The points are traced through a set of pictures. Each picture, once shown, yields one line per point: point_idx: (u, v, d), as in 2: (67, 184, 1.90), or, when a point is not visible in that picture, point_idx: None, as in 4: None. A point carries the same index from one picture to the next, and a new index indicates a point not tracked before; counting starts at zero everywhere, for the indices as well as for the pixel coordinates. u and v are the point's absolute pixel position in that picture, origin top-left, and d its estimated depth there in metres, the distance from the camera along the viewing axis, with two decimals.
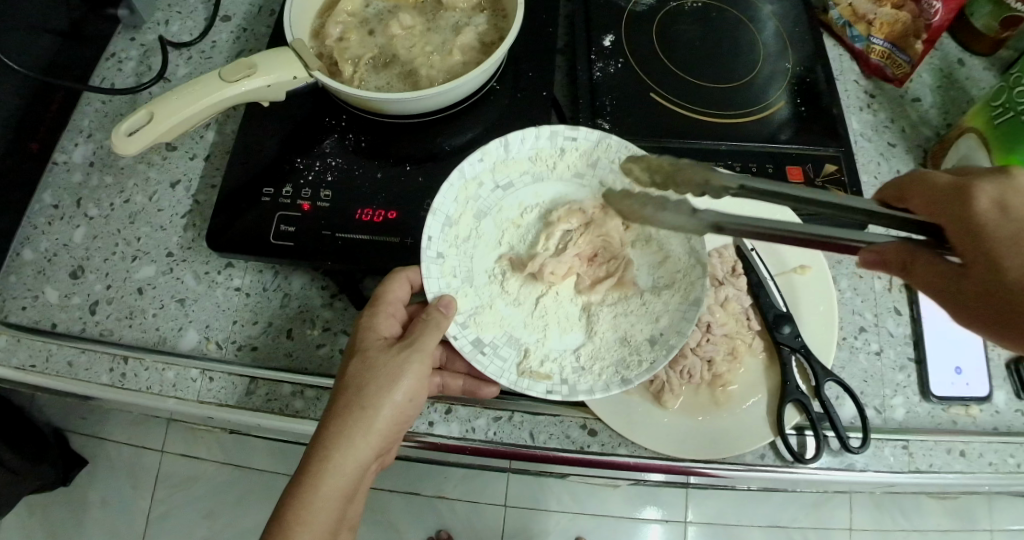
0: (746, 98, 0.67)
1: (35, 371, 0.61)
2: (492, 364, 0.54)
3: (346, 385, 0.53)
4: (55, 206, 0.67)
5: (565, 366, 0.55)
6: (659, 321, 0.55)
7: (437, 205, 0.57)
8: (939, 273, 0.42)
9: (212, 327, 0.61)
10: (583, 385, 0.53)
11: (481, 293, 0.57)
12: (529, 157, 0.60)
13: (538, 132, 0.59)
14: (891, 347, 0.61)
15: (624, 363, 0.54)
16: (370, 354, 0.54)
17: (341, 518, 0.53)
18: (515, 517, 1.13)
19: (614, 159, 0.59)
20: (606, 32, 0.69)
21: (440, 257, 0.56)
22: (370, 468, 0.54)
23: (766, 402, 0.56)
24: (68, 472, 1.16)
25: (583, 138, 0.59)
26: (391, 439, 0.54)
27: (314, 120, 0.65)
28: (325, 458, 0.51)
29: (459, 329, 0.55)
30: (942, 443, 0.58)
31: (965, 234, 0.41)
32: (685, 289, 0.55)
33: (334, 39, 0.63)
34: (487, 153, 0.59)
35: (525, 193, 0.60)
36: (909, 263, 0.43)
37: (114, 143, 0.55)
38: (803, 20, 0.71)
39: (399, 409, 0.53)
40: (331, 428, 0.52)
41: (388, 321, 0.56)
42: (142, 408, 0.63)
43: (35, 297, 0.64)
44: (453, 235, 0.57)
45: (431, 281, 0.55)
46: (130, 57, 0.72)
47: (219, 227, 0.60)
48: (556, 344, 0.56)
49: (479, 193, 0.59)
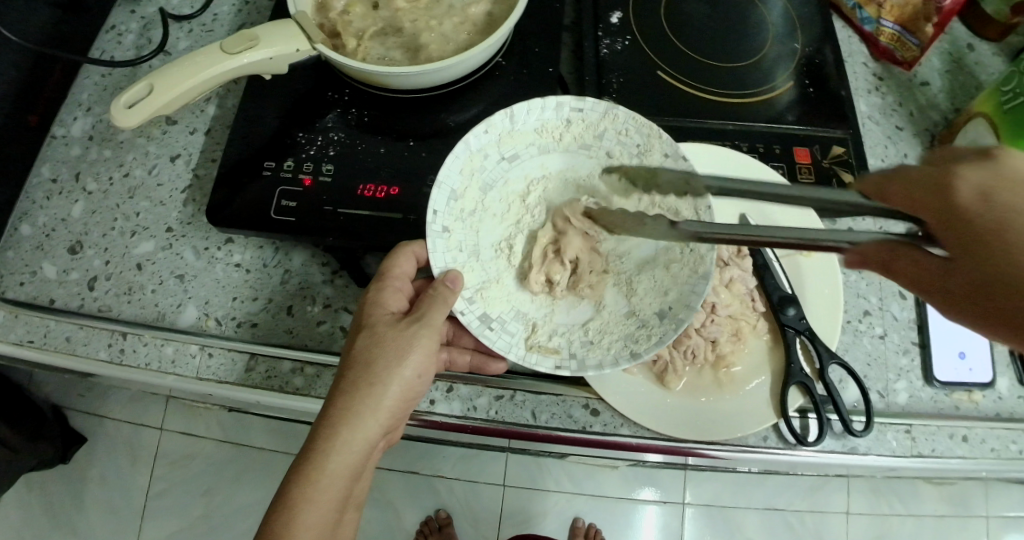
0: (753, 77, 0.66)
1: (34, 346, 0.60)
2: (500, 338, 0.54)
3: (354, 361, 0.52)
4: (53, 180, 0.66)
5: (573, 340, 0.55)
6: (668, 295, 0.55)
7: (442, 179, 0.56)
8: (915, 272, 0.36)
9: (211, 304, 0.61)
10: (592, 360, 0.53)
11: (488, 268, 0.58)
12: (535, 130, 0.60)
13: (544, 103, 0.58)
14: (895, 331, 0.61)
15: (633, 338, 0.54)
16: (378, 329, 0.53)
17: (347, 496, 0.52)
18: (513, 499, 1.14)
19: (622, 130, 0.58)
20: (613, 9, 0.68)
21: (446, 231, 0.56)
22: (378, 446, 0.54)
23: (769, 384, 0.56)
24: (68, 449, 1.16)
25: (590, 110, 0.59)
26: (400, 416, 0.54)
27: (316, 93, 0.64)
28: (333, 435, 0.50)
29: (467, 303, 0.55)
30: (945, 428, 0.57)
31: (954, 235, 0.34)
32: (693, 263, 0.55)
33: (337, 11, 0.62)
34: (492, 126, 0.58)
35: (531, 164, 0.61)
36: (890, 262, 0.38)
37: (113, 115, 0.55)
38: (813, 1, 0.70)
39: (408, 385, 0.52)
40: (339, 403, 0.51)
41: (395, 297, 0.56)
42: (142, 385, 0.62)
43: (32, 273, 0.63)
44: (458, 208, 0.57)
45: (436, 256, 0.55)
46: (131, 30, 0.71)
47: (220, 201, 0.59)
48: (564, 318, 0.57)
49: (484, 165, 0.59)
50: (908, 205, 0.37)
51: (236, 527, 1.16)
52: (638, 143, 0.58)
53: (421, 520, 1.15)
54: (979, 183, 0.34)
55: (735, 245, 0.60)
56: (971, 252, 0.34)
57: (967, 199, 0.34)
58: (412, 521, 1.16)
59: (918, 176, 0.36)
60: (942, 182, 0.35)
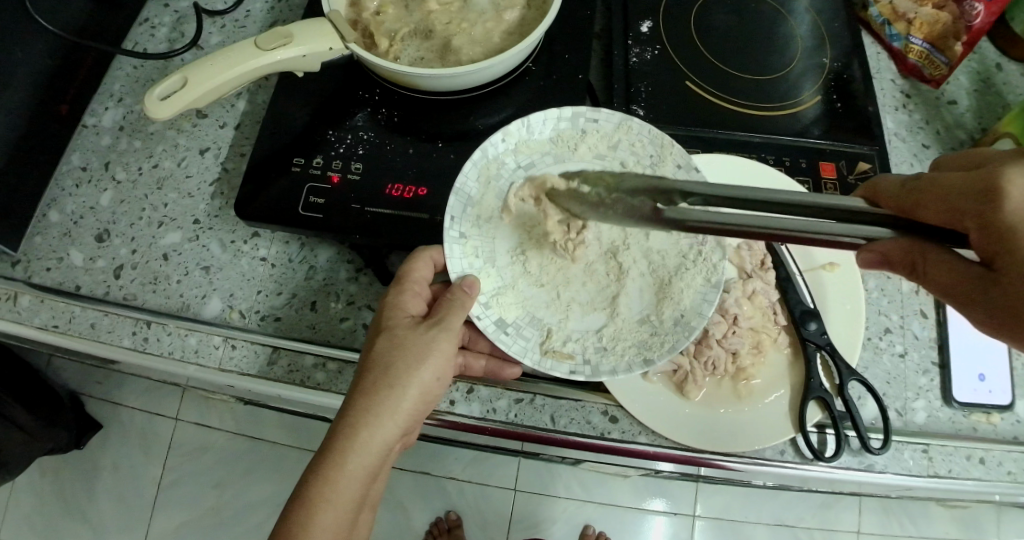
0: (781, 91, 0.66)
1: (58, 331, 0.61)
2: (515, 343, 0.54)
3: (373, 363, 0.53)
4: (83, 168, 0.67)
5: (587, 346, 0.55)
6: (683, 302, 0.55)
7: (459, 186, 0.57)
8: (946, 273, 0.41)
9: (235, 297, 0.62)
10: (606, 365, 0.53)
11: (503, 274, 0.58)
12: (551, 139, 0.60)
13: (560, 113, 0.59)
14: (916, 350, 0.61)
15: (646, 345, 0.54)
16: (398, 332, 0.54)
17: (364, 497, 0.53)
18: (522, 504, 1.14)
19: (636, 140, 0.58)
20: (642, 19, 0.68)
21: (462, 237, 0.56)
22: (394, 447, 0.54)
23: (789, 398, 0.56)
24: (81, 436, 1.17)
25: (605, 120, 0.59)
26: (417, 419, 0.54)
27: (346, 92, 0.64)
28: (351, 437, 0.51)
29: (483, 308, 0.55)
30: (963, 449, 0.57)
31: (991, 243, 0.39)
32: (706, 272, 0.55)
33: (370, 12, 0.63)
34: (509, 134, 0.58)
35: (549, 172, 0.59)
36: (916, 262, 0.42)
37: (145, 105, 0.55)
38: (843, 16, 0.70)
39: (426, 388, 0.53)
40: (357, 405, 0.52)
41: (414, 300, 0.56)
42: (162, 374, 0.63)
43: (59, 259, 0.64)
44: (475, 214, 0.57)
45: (452, 261, 0.55)
46: (164, 23, 0.72)
47: (249, 195, 0.60)
48: (578, 325, 0.57)
49: (501, 172, 0.58)
50: (950, 218, 0.40)
51: (245, 520, 1.17)
52: (653, 154, 0.58)
53: (430, 520, 1.16)
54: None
55: (759, 257, 0.60)
56: (999, 253, 0.39)
57: (1009, 209, 0.38)
58: (420, 522, 1.16)
59: (960, 185, 0.40)
60: (985, 192, 0.39)
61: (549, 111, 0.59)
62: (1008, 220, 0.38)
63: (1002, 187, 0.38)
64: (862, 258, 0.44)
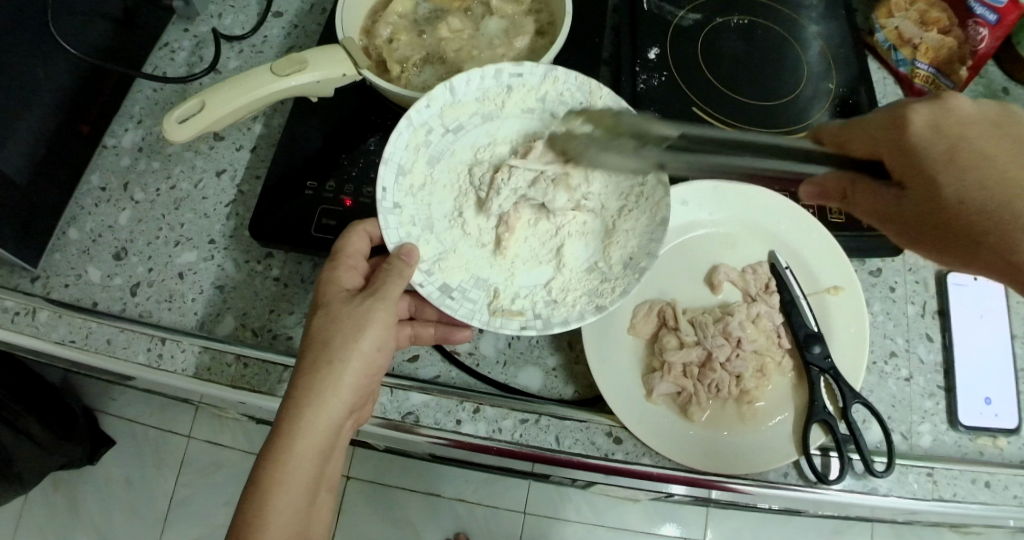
0: (787, 116, 0.67)
1: (74, 346, 0.62)
2: (462, 306, 0.55)
3: (313, 340, 0.54)
4: (103, 189, 0.69)
5: (537, 301, 0.56)
6: (629, 245, 0.56)
7: (387, 156, 0.57)
8: (871, 200, 0.47)
9: (249, 315, 0.63)
10: (556, 317, 0.54)
11: (443, 239, 0.58)
12: (476, 99, 0.60)
13: (483, 72, 0.58)
14: (921, 374, 0.61)
15: (597, 292, 0.55)
16: (334, 307, 0.55)
17: (319, 477, 0.54)
18: (533, 524, 1.15)
19: (563, 90, 0.60)
20: (650, 44, 0.69)
21: (397, 207, 0.57)
22: (347, 426, 0.55)
23: (792, 421, 0.57)
24: (96, 450, 1.19)
25: (529, 74, 0.59)
26: (364, 393, 0.55)
27: (360, 117, 0.66)
28: (297, 416, 0.52)
29: (425, 275, 0.55)
30: (968, 473, 0.57)
31: (907, 161, 0.45)
32: (652, 209, 0.56)
33: (384, 39, 0.64)
34: (434, 99, 0.58)
35: (477, 133, 0.61)
36: (847, 192, 0.48)
37: (165, 128, 0.57)
38: (849, 42, 0.71)
39: (368, 359, 0.54)
40: (301, 384, 0.52)
41: (350, 273, 0.57)
42: (176, 390, 0.64)
43: (78, 276, 0.66)
44: (408, 184, 0.58)
45: (389, 231, 0.56)
46: (183, 48, 0.74)
47: (263, 215, 0.61)
48: (525, 281, 0.57)
49: (430, 140, 0.59)
50: (869, 146, 0.47)
51: None
52: (583, 102, 0.59)
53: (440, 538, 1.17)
54: (928, 115, 0.45)
55: (763, 280, 0.61)
56: (903, 167, 0.45)
57: (918, 128, 0.45)
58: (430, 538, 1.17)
59: (876, 121, 0.47)
60: (897, 118, 0.46)
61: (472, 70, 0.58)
62: (912, 140, 0.44)
63: (905, 116, 0.45)
64: (805, 194, 0.51)
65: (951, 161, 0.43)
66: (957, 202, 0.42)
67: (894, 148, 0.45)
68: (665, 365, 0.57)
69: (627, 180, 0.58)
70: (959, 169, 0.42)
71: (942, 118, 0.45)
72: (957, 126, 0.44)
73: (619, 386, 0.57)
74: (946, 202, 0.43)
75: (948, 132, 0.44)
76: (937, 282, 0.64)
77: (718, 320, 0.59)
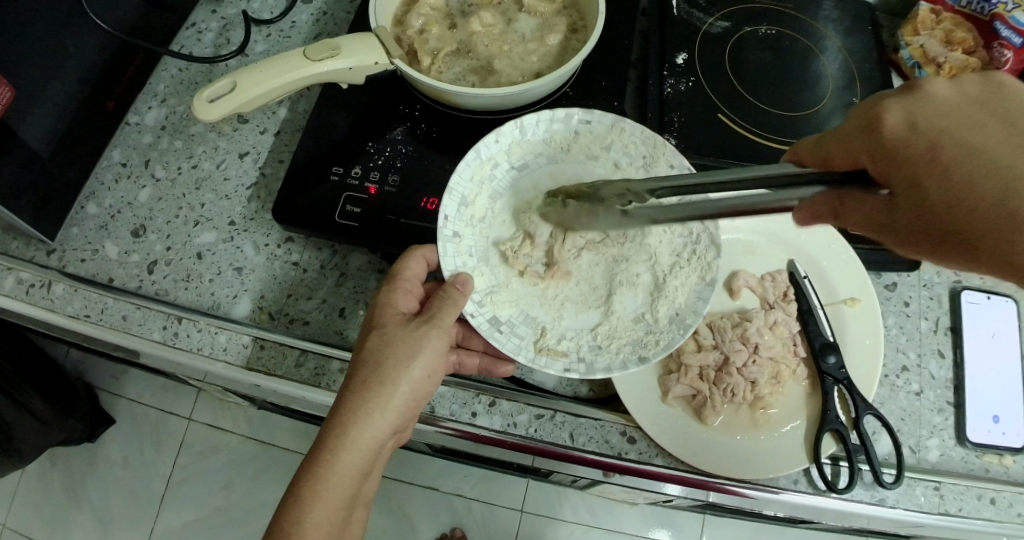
0: (809, 128, 0.67)
1: (89, 321, 0.62)
2: (509, 341, 0.56)
3: (364, 361, 0.54)
4: (123, 164, 0.69)
5: (581, 344, 0.57)
6: (678, 300, 0.57)
7: (452, 186, 0.59)
8: (865, 212, 0.38)
9: (266, 298, 0.63)
10: (600, 364, 0.55)
11: (496, 273, 0.59)
12: (543, 140, 0.62)
13: (552, 115, 0.61)
14: (932, 389, 0.62)
15: (642, 343, 0.56)
16: (388, 329, 0.55)
17: (356, 493, 0.55)
18: (529, 522, 1.15)
19: (628, 143, 0.61)
20: (679, 50, 0.70)
21: (456, 235, 0.58)
22: (387, 445, 0.56)
23: (804, 429, 0.57)
24: (95, 428, 1.18)
25: (597, 122, 0.61)
26: (409, 416, 0.55)
27: (388, 106, 0.66)
28: (342, 435, 0.53)
29: (475, 306, 0.57)
30: (974, 488, 0.57)
31: (896, 162, 0.36)
32: (700, 270, 0.57)
33: (415, 30, 0.64)
34: (502, 135, 0.61)
35: (540, 174, 0.62)
36: (838, 209, 0.39)
37: (195, 106, 0.56)
38: (874, 57, 0.71)
39: (417, 384, 0.54)
40: (348, 404, 0.53)
41: (406, 297, 0.57)
42: (188, 369, 0.64)
43: (95, 251, 0.66)
44: (469, 214, 0.60)
45: (445, 259, 0.57)
46: (210, 29, 0.75)
47: (286, 200, 0.62)
48: (571, 324, 0.58)
49: (493, 173, 0.61)
50: (851, 158, 0.38)
51: (250, 523, 1.17)
52: (646, 155, 0.60)
53: (435, 534, 1.17)
54: (903, 114, 0.37)
55: (781, 288, 0.61)
56: (890, 166, 0.37)
57: (894, 127, 0.37)
58: (425, 534, 1.17)
59: (849, 126, 0.39)
60: (870, 119, 0.38)
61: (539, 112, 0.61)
62: (888, 140, 0.37)
63: (879, 117, 0.37)
64: (798, 217, 0.41)
65: (935, 163, 0.35)
66: (945, 201, 0.35)
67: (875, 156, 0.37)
68: (683, 368, 0.57)
69: (680, 237, 0.60)
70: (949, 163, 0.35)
71: (920, 116, 0.37)
72: (937, 118, 0.36)
73: (637, 388, 0.57)
74: (938, 197, 0.35)
75: (930, 131, 0.36)
76: (951, 299, 0.64)
77: (736, 325, 0.60)
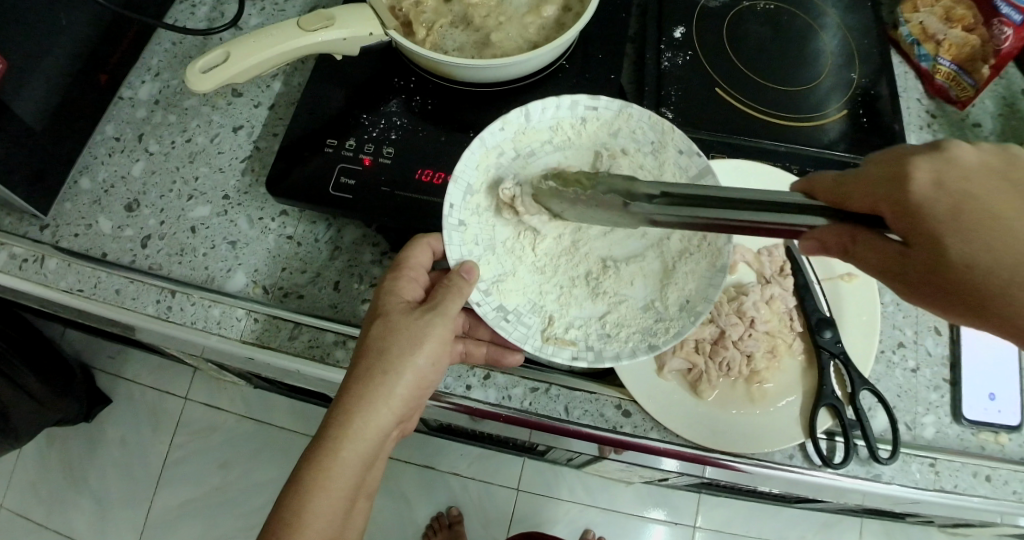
0: (804, 102, 0.67)
1: (82, 295, 0.62)
2: (516, 330, 0.55)
3: (368, 350, 0.54)
4: (116, 139, 0.69)
5: (589, 333, 0.56)
6: (687, 287, 0.56)
7: (459, 173, 0.58)
8: (877, 254, 0.40)
9: (260, 272, 0.63)
10: (609, 351, 0.54)
11: (504, 262, 0.59)
12: (550, 127, 0.61)
13: (559, 101, 0.60)
14: (928, 366, 0.61)
15: (653, 331, 0.55)
16: (392, 317, 0.55)
17: (360, 483, 0.54)
18: (526, 502, 1.15)
19: (636, 128, 0.60)
20: (677, 24, 0.70)
21: (462, 224, 0.58)
22: (391, 434, 0.56)
23: (799, 406, 0.56)
24: (91, 408, 1.18)
25: (604, 108, 0.61)
26: (412, 406, 0.55)
27: (383, 79, 0.66)
28: (344, 425, 0.52)
29: (482, 296, 0.56)
30: (969, 465, 0.57)
31: (921, 265, 0.37)
32: (711, 256, 0.56)
33: (411, 2, 0.65)
34: (508, 123, 0.60)
35: (547, 159, 0.61)
36: (848, 247, 0.41)
37: (187, 77, 0.56)
38: (873, 33, 0.71)
39: (421, 373, 0.54)
40: (353, 393, 0.53)
41: (411, 286, 0.57)
42: (183, 344, 0.63)
43: (88, 226, 0.65)
44: (474, 203, 0.59)
45: (451, 248, 0.57)
46: (204, 3, 0.74)
47: (279, 174, 0.62)
48: (579, 313, 0.58)
49: (500, 162, 0.60)
50: (868, 199, 0.39)
51: (245, 504, 1.17)
52: (654, 141, 0.60)
53: (432, 514, 1.17)
54: (929, 170, 0.37)
55: (778, 263, 0.61)
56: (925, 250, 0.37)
57: (919, 193, 0.37)
58: (422, 515, 1.17)
59: (872, 173, 0.39)
60: (894, 174, 0.38)
61: (549, 99, 0.60)
62: (915, 203, 0.37)
63: (905, 175, 0.38)
64: (802, 245, 0.43)
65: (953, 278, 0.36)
66: (964, 266, 0.36)
67: (896, 209, 0.38)
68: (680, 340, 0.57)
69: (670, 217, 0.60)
70: (963, 226, 0.35)
71: (945, 174, 0.37)
72: (962, 183, 0.36)
73: (635, 367, 0.57)
74: (950, 271, 0.36)
75: (953, 192, 0.36)
76: None
77: (732, 300, 0.59)
